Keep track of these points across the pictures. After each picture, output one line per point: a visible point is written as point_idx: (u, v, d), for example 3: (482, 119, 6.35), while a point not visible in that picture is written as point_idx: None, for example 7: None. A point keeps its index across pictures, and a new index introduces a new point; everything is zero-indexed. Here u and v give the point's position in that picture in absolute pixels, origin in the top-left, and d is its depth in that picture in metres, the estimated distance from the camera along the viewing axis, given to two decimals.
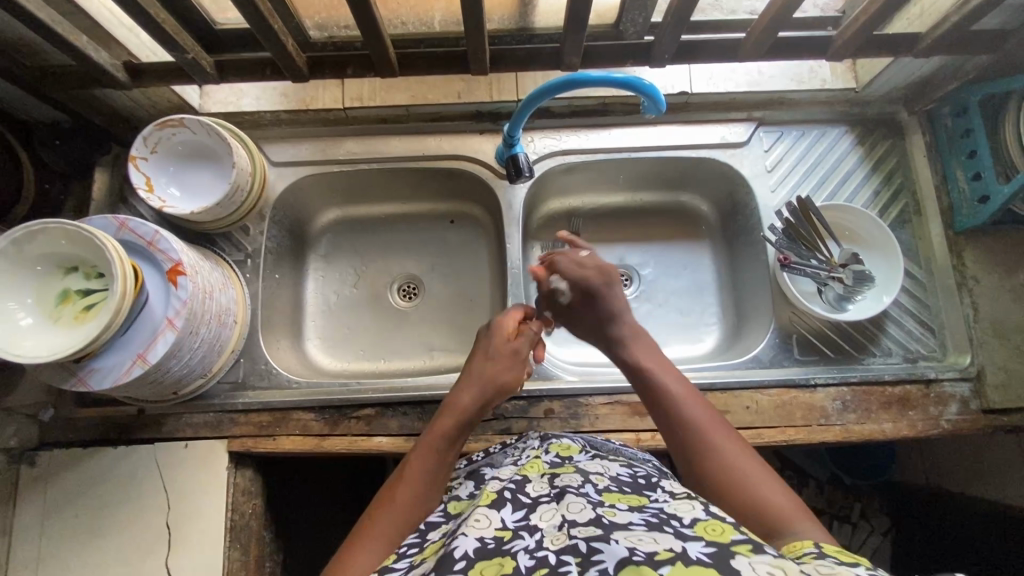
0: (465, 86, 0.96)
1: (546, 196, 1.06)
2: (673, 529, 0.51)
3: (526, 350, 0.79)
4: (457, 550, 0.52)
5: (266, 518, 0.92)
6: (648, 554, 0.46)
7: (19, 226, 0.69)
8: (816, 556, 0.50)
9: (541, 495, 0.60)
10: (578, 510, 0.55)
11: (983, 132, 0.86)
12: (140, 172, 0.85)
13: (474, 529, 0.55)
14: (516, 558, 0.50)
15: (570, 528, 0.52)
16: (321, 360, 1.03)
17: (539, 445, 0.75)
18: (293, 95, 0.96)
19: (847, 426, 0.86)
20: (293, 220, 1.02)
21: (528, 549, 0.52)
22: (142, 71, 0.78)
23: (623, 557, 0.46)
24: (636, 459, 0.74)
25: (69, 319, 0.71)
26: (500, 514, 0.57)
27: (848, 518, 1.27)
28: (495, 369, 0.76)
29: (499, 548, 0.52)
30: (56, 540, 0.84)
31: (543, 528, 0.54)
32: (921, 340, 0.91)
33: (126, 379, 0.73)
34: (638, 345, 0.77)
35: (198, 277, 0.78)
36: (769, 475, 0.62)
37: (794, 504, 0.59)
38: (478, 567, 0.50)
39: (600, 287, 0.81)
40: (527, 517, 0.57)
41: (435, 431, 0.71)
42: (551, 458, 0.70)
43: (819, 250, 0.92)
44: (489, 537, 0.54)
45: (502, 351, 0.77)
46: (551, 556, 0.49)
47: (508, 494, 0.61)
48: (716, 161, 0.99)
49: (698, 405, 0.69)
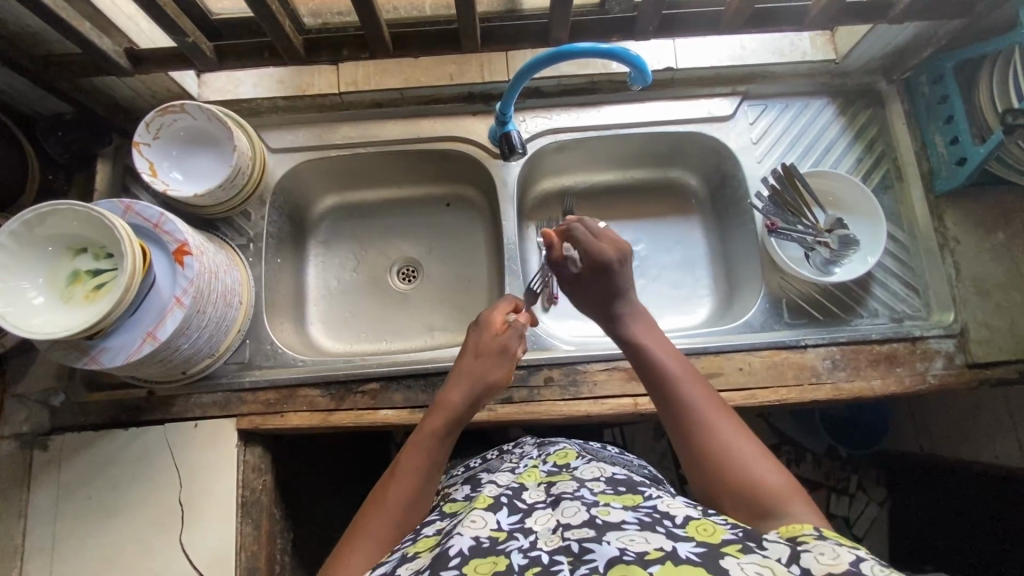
0: (457, 68, 0.99)
1: (539, 175, 1.09)
2: (665, 529, 0.52)
3: (515, 346, 0.79)
4: (451, 548, 0.52)
5: (276, 495, 0.94)
6: (638, 554, 0.47)
7: (29, 209, 0.71)
8: (816, 538, 0.51)
9: (536, 501, 0.62)
10: (572, 513, 0.56)
11: (959, 97, 0.90)
12: (144, 157, 0.87)
13: (470, 528, 0.56)
14: (510, 557, 0.51)
15: (564, 531, 0.54)
16: (324, 343, 1.05)
17: (537, 458, 0.77)
18: (289, 82, 0.99)
19: (837, 384, 0.89)
20: (292, 206, 1.05)
21: (522, 548, 0.53)
22: (143, 57, 0.81)
23: (613, 556, 0.47)
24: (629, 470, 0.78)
25: (80, 299, 0.74)
26: (496, 516, 0.58)
27: (845, 489, 1.32)
28: (483, 367, 0.76)
29: (493, 547, 0.53)
30: (71, 522, 0.86)
31: (537, 531, 0.56)
32: (906, 300, 0.94)
33: (137, 356, 0.75)
34: (641, 327, 0.76)
35: (203, 258, 0.80)
36: (762, 456, 0.62)
37: (787, 485, 0.59)
38: (473, 564, 0.51)
39: (614, 262, 0.77)
40: (522, 521, 0.58)
41: (426, 429, 0.71)
42: (548, 467, 0.72)
43: (805, 216, 0.95)
44: (484, 536, 0.55)
45: (489, 350, 0.78)
46: (544, 556, 0.51)
47: (504, 499, 0.62)
48: (703, 134, 1.02)
49: (696, 385, 0.68)
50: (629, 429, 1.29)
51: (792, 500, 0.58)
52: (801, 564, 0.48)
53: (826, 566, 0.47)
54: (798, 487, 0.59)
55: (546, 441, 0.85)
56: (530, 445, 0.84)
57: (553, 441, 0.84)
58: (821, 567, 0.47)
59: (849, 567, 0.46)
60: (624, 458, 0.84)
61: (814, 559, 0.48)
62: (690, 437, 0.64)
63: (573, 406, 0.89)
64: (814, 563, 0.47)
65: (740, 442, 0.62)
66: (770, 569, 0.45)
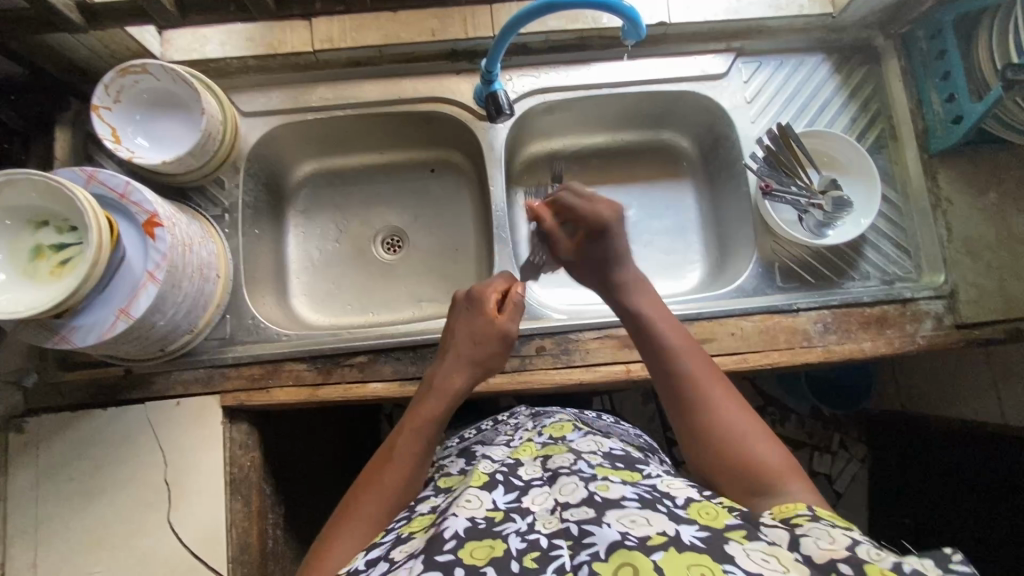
0: (440, 23, 0.92)
1: (527, 137, 1.05)
2: (667, 509, 0.52)
3: (512, 330, 0.77)
4: (446, 530, 0.51)
5: (265, 471, 0.92)
6: (641, 538, 0.47)
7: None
8: (810, 519, 0.52)
9: (533, 478, 0.61)
10: (570, 491, 0.55)
11: (958, 52, 0.87)
12: (105, 122, 0.81)
13: (465, 510, 0.54)
14: (507, 540, 0.50)
15: (562, 511, 0.53)
16: (308, 316, 1.02)
17: (532, 430, 0.76)
18: (259, 39, 0.92)
19: (828, 347, 0.89)
20: (269, 173, 1.00)
21: (519, 531, 0.51)
22: (97, 12, 0.74)
23: (615, 540, 0.47)
24: (621, 438, 0.77)
25: (44, 274, 0.69)
26: (492, 495, 0.57)
27: (827, 448, 1.35)
28: (482, 353, 0.75)
29: (489, 529, 0.52)
30: (54, 505, 0.84)
31: (535, 511, 0.55)
32: (898, 262, 0.94)
33: (111, 334, 0.71)
34: (639, 294, 0.75)
35: (176, 230, 0.76)
36: (761, 432, 0.62)
37: (785, 462, 0.59)
38: (468, 548, 0.49)
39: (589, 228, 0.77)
40: (519, 500, 0.57)
41: (423, 412, 0.70)
42: (543, 439, 0.71)
43: (799, 177, 0.93)
44: (481, 516, 0.53)
45: (485, 333, 0.76)
46: (543, 539, 0.50)
47: (500, 477, 0.61)
48: (696, 93, 0.98)
49: (699, 361, 0.68)
50: (618, 396, 1.29)
51: (789, 480, 0.58)
52: (802, 551, 0.48)
53: (827, 550, 0.47)
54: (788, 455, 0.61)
55: (540, 412, 0.84)
56: (525, 416, 0.83)
57: (546, 412, 0.83)
58: (822, 551, 0.47)
59: (847, 552, 0.46)
60: (618, 428, 0.84)
61: (813, 543, 0.48)
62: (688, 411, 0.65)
63: (565, 374, 0.88)
64: (815, 549, 0.48)
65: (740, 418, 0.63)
66: (776, 557, 0.45)
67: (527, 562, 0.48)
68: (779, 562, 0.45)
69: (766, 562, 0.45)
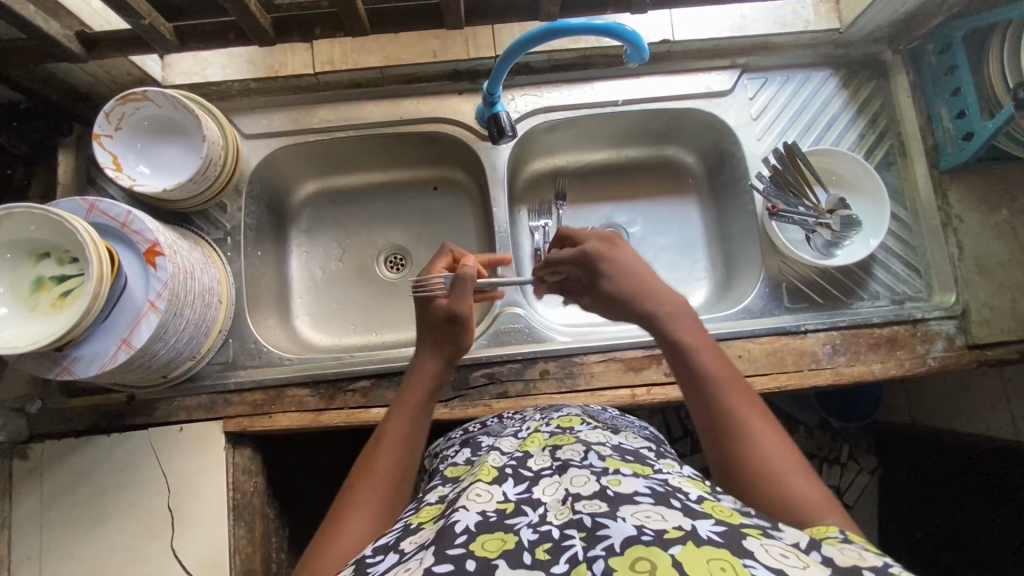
0: (441, 43, 0.92)
1: (531, 155, 1.04)
2: (680, 504, 0.50)
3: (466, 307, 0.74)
4: (457, 525, 0.49)
5: (267, 495, 0.92)
6: (657, 532, 0.45)
7: None
8: (841, 542, 0.48)
9: (543, 468, 0.59)
10: (581, 483, 0.54)
11: (968, 70, 0.85)
12: (106, 150, 0.81)
13: (475, 503, 0.53)
14: (519, 533, 0.48)
15: (574, 502, 0.51)
16: (311, 336, 1.02)
17: (539, 421, 0.74)
18: (260, 62, 0.91)
19: (837, 369, 0.88)
20: (271, 194, 1.00)
21: (531, 524, 0.50)
22: (97, 41, 0.73)
23: (631, 535, 0.44)
24: (631, 431, 0.73)
25: (45, 307, 0.69)
26: (501, 488, 0.56)
27: (836, 459, 1.31)
28: (444, 338, 0.74)
29: (501, 522, 0.50)
30: (58, 532, 0.83)
31: (546, 502, 0.53)
32: (907, 281, 0.92)
33: (112, 365, 0.71)
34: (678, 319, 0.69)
35: (177, 258, 0.76)
36: (794, 459, 0.58)
37: (818, 493, 0.55)
38: (479, 541, 0.47)
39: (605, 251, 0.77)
40: (529, 491, 0.55)
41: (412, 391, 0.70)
42: (551, 429, 0.69)
43: (807, 196, 0.92)
44: (492, 510, 0.52)
45: (440, 320, 0.74)
46: (555, 530, 0.48)
47: (509, 470, 0.59)
48: (701, 110, 0.97)
49: (735, 387, 0.63)
50: None
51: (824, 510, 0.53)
52: (822, 551, 0.46)
53: (850, 558, 0.46)
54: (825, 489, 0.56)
55: (549, 406, 0.81)
56: (532, 410, 0.81)
57: (555, 406, 0.80)
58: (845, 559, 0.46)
59: (877, 563, 0.45)
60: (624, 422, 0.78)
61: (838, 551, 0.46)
62: (723, 442, 0.60)
63: (570, 399, 0.87)
64: (838, 554, 0.46)
65: (780, 450, 0.58)
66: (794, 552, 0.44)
67: (539, 553, 0.45)
68: (798, 559, 0.44)
69: (785, 556, 0.43)
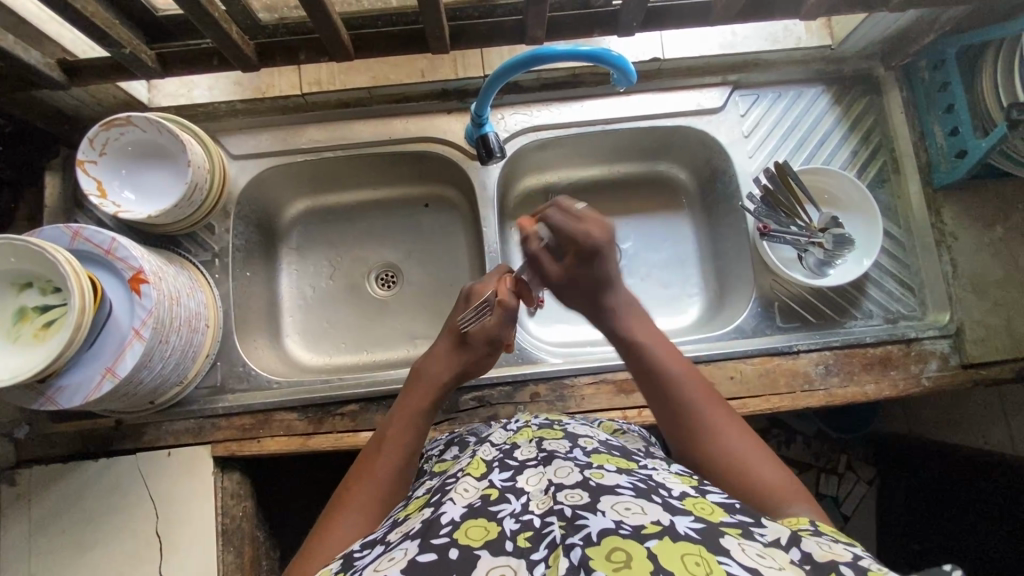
0: (429, 64, 0.91)
1: (522, 172, 1.04)
2: (662, 499, 0.49)
3: (503, 335, 0.78)
4: (443, 517, 0.49)
5: (256, 519, 0.91)
6: (635, 528, 0.44)
7: None
8: (812, 533, 0.49)
9: (528, 458, 0.58)
10: (565, 473, 0.52)
11: (961, 88, 0.85)
12: (90, 176, 0.81)
13: (461, 495, 0.53)
14: (502, 523, 0.48)
15: (556, 491, 0.50)
16: (301, 356, 1.01)
17: (529, 415, 0.73)
18: (248, 84, 0.91)
19: (830, 390, 0.87)
20: (259, 214, 0.99)
21: (513, 513, 0.49)
22: (78, 68, 0.73)
23: (608, 528, 0.44)
24: (628, 433, 0.72)
25: (28, 338, 0.68)
26: (487, 476, 0.55)
27: (834, 470, 1.28)
28: (471, 355, 0.77)
29: (486, 509, 0.50)
30: (45, 559, 0.83)
31: (529, 492, 0.52)
32: (901, 299, 0.92)
33: (96, 395, 0.70)
34: (634, 321, 0.75)
35: (162, 285, 0.75)
36: (762, 452, 0.61)
37: (786, 483, 0.58)
38: (464, 528, 0.48)
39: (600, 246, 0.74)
40: (514, 479, 0.55)
41: (415, 400, 0.72)
42: (539, 422, 0.68)
43: (798, 216, 0.91)
44: (476, 499, 0.51)
45: (479, 337, 0.76)
46: (536, 519, 0.48)
47: (497, 461, 0.58)
48: (692, 128, 0.96)
49: (697, 384, 0.67)
50: None
51: (791, 499, 0.57)
52: (801, 547, 0.46)
53: (830, 553, 0.45)
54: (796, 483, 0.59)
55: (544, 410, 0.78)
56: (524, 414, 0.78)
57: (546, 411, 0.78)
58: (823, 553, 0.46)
59: (850, 559, 0.45)
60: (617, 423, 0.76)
61: (815, 545, 0.47)
62: (686, 433, 0.64)
63: None
64: (816, 548, 0.46)
65: (739, 439, 0.62)
66: (772, 555, 0.44)
67: (521, 542, 0.46)
68: (775, 559, 0.43)
69: (761, 557, 0.43)
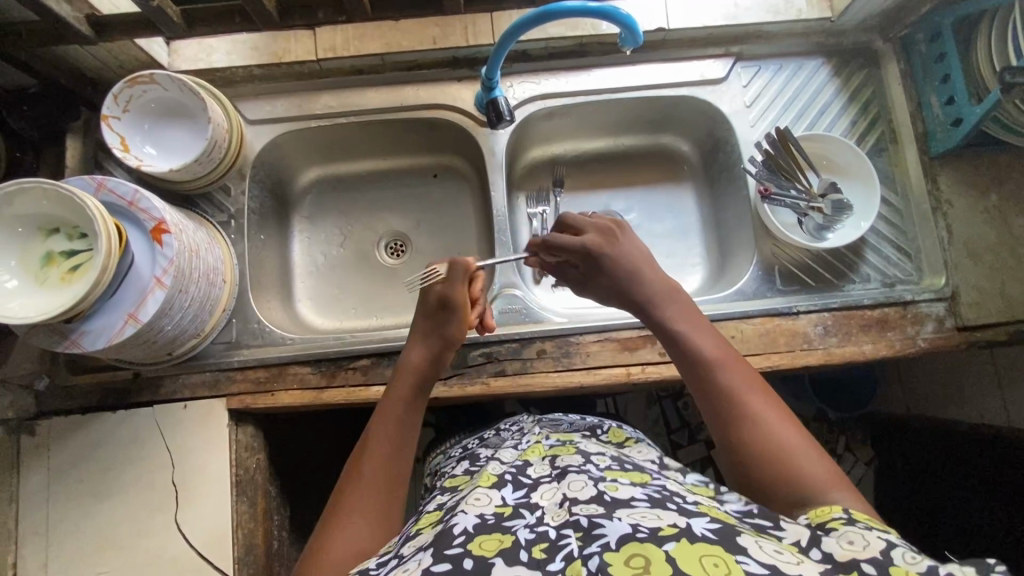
0: (441, 31, 0.94)
1: (528, 143, 1.06)
2: (676, 505, 0.51)
3: (455, 295, 0.77)
4: (456, 526, 0.51)
5: (268, 473, 0.94)
6: (652, 530, 0.46)
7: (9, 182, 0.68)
8: (846, 522, 0.50)
9: (541, 476, 0.61)
10: (579, 487, 0.55)
11: (957, 56, 0.87)
12: (113, 130, 0.83)
13: (474, 506, 0.55)
14: (515, 533, 0.50)
15: (571, 505, 0.52)
16: (312, 320, 1.04)
17: (540, 433, 0.75)
18: (264, 49, 0.94)
19: (829, 349, 0.89)
20: (274, 178, 1.02)
21: (528, 525, 0.52)
22: (106, 25, 0.76)
23: (626, 533, 0.46)
24: (639, 442, 0.74)
25: (55, 281, 0.71)
26: (500, 492, 0.58)
27: (834, 451, 1.32)
28: (433, 326, 0.77)
29: (499, 524, 0.52)
30: (64, 507, 0.85)
31: (544, 506, 0.54)
32: (898, 265, 0.94)
33: (118, 338, 0.73)
34: (666, 303, 0.74)
35: (183, 236, 0.77)
36: (806, 445, 0.59)
37: (829, 477, 0.56)
38: (477, 541, 0.49)
39: (613, 235, 0.81)
40: (528, 496, 0.57)
41: (398, 390, 0.71)
42: (551, 440, 0.71)
43: (797, 180, 0.93)
44: (490, 512, 0.54)
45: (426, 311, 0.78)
46: (551, 530, 0.50)
47: (508, 476, 0.61)
48: (695, 98, 0.99)
49: (735, 369, 0.65)
50: (621, 399, 1.27)
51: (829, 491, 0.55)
52: (823, 547, 0.47)
53: (849, 550, 0.46)
54: (841, 480, 0.57)
55: (544, 418, 0.84)
56: (529, 422, 0.83)
57: (552, 418, 0.83)
58: (843, 551, 0.46)
59: (877, 554, 0.45)
60: (627, 431, 0.80)
61: (835, 543, 0.47)
62: (725, 418, 0.62)
63: (566, 378, 0.89)
64: (837, 547, 0.47)
65: (779, 432, 0.60)
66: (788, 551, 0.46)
67: (535, 552, 0.48)
68: (791, 555, 0.45)
69: (778, 554, 0.45)
